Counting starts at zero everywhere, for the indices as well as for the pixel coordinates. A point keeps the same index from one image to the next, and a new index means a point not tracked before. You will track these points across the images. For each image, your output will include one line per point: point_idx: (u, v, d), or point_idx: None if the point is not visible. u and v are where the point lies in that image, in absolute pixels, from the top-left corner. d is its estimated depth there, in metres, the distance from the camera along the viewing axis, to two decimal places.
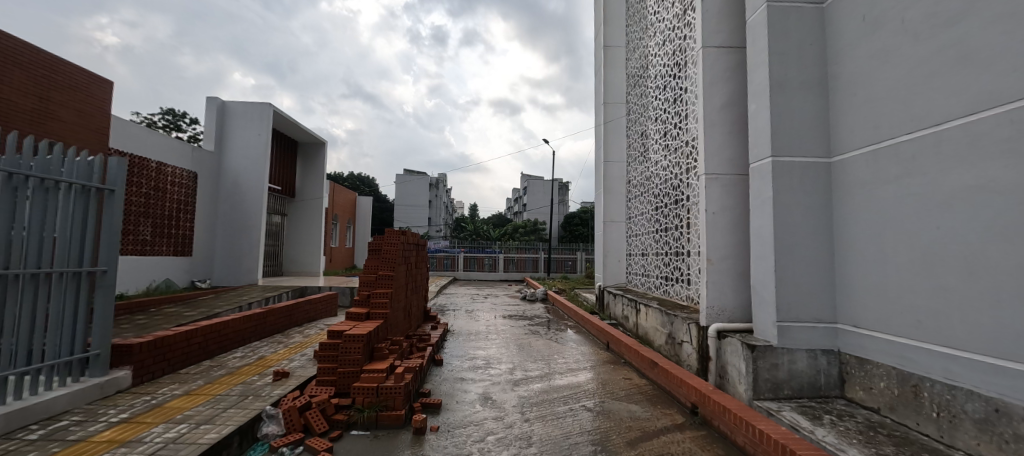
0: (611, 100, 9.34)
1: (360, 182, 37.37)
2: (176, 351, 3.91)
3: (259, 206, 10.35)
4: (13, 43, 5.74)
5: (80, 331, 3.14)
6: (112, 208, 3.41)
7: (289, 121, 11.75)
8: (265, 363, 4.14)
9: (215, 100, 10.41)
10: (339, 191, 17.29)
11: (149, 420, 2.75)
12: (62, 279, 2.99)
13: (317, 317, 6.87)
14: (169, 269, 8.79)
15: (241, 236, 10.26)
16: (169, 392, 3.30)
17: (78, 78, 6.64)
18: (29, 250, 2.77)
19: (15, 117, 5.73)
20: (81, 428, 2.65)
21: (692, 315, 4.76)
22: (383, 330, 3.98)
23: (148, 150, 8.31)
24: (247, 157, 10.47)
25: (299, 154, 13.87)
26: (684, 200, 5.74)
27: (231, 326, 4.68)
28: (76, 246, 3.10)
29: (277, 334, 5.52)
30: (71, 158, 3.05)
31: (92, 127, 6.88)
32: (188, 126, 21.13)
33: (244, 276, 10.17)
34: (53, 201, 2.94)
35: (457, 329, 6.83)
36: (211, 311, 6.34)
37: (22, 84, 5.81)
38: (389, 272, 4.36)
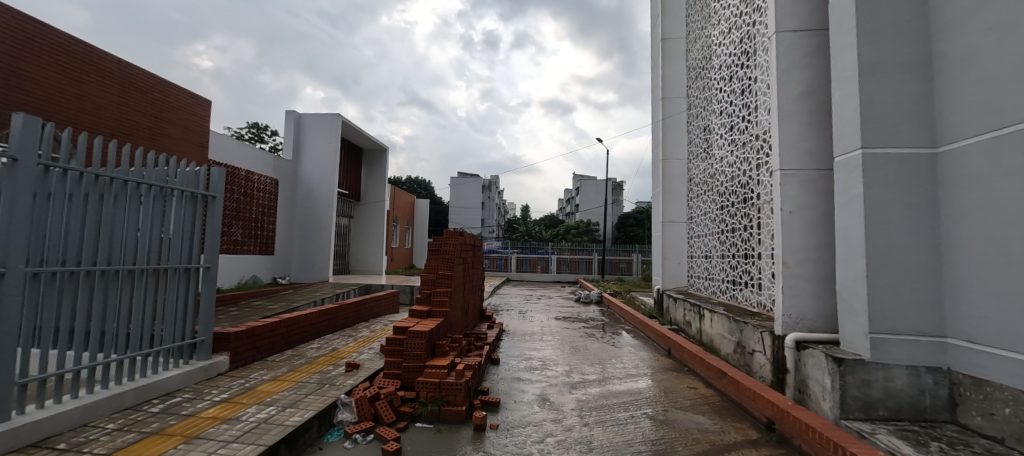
0: (670, 95, 8.93)
1: (417, 185, 39.12)
2: (263, 341, 4.34)
3: (329, 209, 11.21)
4: (136, 70, 6.73)
5: (189, 319, 3.60)
6: (215, 212, 3.87)
7: (355, 129, 12.58)
8: (337, 354, 4.45)
9: (292, 113, 11.42)
10: (399, 194, 18.23)
11: (244, 401, 3.08)
12: (174, 275, 3.45)
13: (381, 313, 7.29)
14: (255, 266, 9.79)
15: (314, 236, 11.17)
16: (259, 377, 3.68)
17: (186, 100, 7.64)
18: (147, 249, 3.21)
19: (136, 134, 6.69)
20: (191, 404, 3.04)
21: (766, 323, 4.40)
22: (443, 327, 4.12)
23: (239, 160, 9.33)
24: (319, 164, 11.38)
25: (364, 160, 14.82)
26: (754, 199, 5.34)
27: (309, 320, 5.11)
28: (185, 246, 3.55)
29: (347, 328, 5.93)
30: (182, 169, 3.51)
31: (196, 142, 7.87)
32: (269, 137, 23.43)
33: (317, 273, 11.06)
34: (168, 206, 3.39)
35: (513, 329, 6.90)
36: (290, 305, 6.96)
37: (142, 105, 6.79)
38: (448, 272, 4.51)
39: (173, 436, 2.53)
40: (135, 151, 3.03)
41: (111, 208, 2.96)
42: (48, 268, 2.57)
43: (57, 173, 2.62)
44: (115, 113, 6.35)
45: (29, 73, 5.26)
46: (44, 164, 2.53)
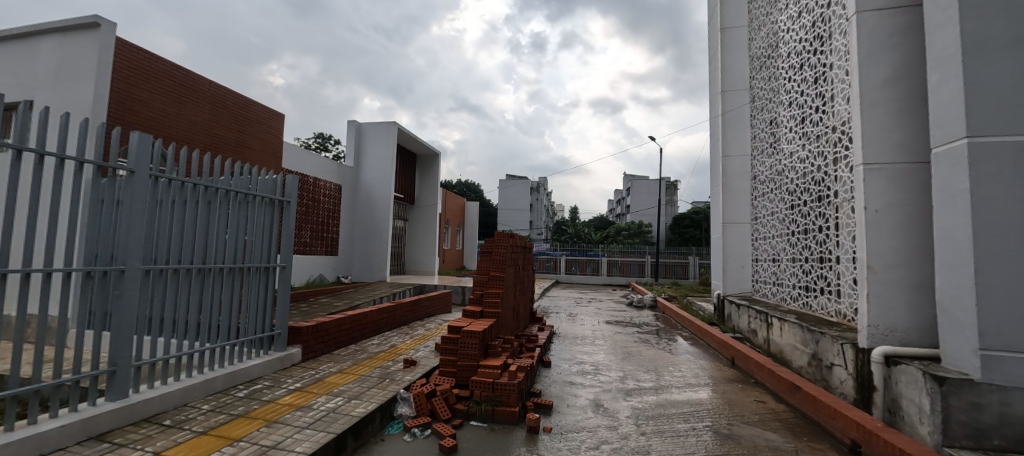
0: (731, 88, 8.40)
1: (467, 188, 40.08)
2: (331, 335, 4.67)
3: (386, 212, 11.82)
4: (224, 92, 7.55)
5: (267, 314, 3.96)
6: (289, 216, 4.22)
7: (410, 136, 13.16)
8: (396, 351, 4.67)
9: (354, 122, 12.20)
10: (450, 197, 18.80)
11: (315, 390, 3.33)
12: (254, 273, 3.80)
13: (435, 312, 7.54)
14: (322, 266, 10.56)
15: (373, 238, 11.83)
16: (327, 369, 3.95)
17: (263, 114, 8.40)
18: (232, 250, 3.57)
19: (222, 147, 7.47)
20: (271, 391, 3.34)
21: (847, 333, 3.97)
22: (495, 328, 4.18)
23: (307, 168, 10.14)
24: (377, 170, 12.04)
25: (417, 165, 15.46)
26: (831, 197, 4.85)
27: (370, 317, 5.42)
28: (263, 247, 3.91)
29: (404, 326, 6.21)
30: (260, 177, 3.87)
31: (271, 152, 8.63)
32: (333, 146, 25.22)
33: (376, 273, 11.70)
34: (249, 211, 3.75)
35: (563, 332, 6.83)
36: (353, 303, 7.42)
37: (226, 122, 7.56)
38: (500, 273, 4.56)
39: (256, 419, 2.79)
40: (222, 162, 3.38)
41: (206, 213, 3.35)
42: (158, 266, 2.98)
43: (164, 183, 3.02)
44: (205, 129, 7.13)
45: (141, 98, 6.08)
46: (155, 176, 2.93)
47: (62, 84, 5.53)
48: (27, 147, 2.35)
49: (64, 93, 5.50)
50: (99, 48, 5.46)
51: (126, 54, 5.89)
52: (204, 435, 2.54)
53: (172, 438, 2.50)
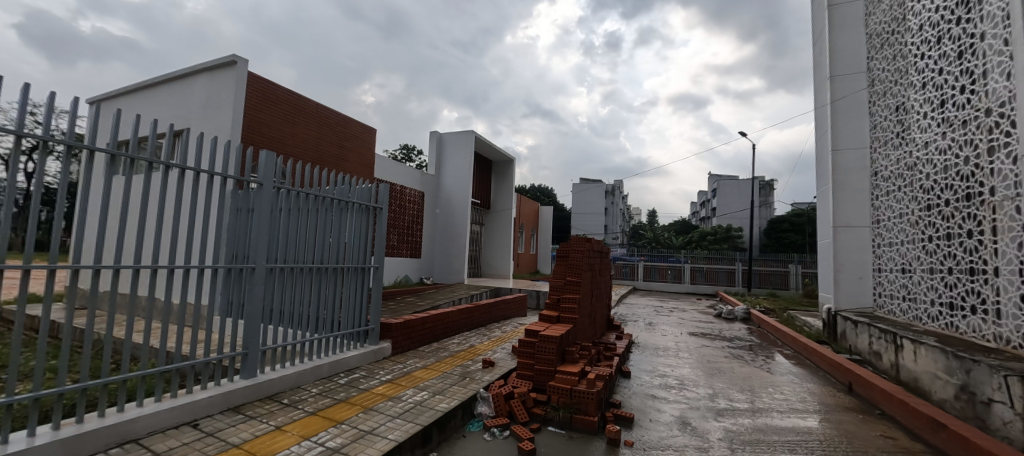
0: (841, 72, 7.36)
1: (540, 193, 40.32)
2: (416, 332, 4.99)
3: (464, 217, 12.38)
4: (328, 112, 8.54)
5: (362, 310, 4.37)
6: (380, 221, 4.62)
7: (486, 143, 13.68)
8: (475, 351, 4.85)
9: (435, 133, 13.02)
10: (523, 202, 19.08)
11: (403, 383, 3.60)
12: (351, 273, 4.22)
13: (510, 315, 7.69)
14: (407, 268, 11.39)
15: (452, 242, 12.46)
16: (413, 364, 4.24)
17: (359, 130, 9.34)
18: (333, 252, 4.01)
19: (326, 161, 8.44)
20: (366, 380, 3.67)
21: (1013, 363, 3.20)
22: (572, 334, 4.12)
23: (395, 178, 11.04)
24: (456, 177, 12.68)
25: (493, 171, 15.97)
26: (983, 194, 3.99)
27: (451, 317, 5.69)
28: (358, 249, 4.32)
29: (481, 327, 6.42)
30: (356, 186, 4.30)
31: (365, 164, 9.54)
32: (417, 157, 27.14)
33: (455, 275, 12.30)
34: (347, 218, 4.19)
35: (643, 341, 6.50)
36: (435, 303, 7.88)
37: (330, 138, 8.54)
38: (576, 278, 4.49)
39: (354, 405, 3.09)
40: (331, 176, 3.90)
41: (314, 219, 3.83)
42: (278, 265, 3.47)
43: (284, 193, 3.51)
44: (313, 146, 8.14)
45: (266, 122, 7.15)
46: (276, 187, 3.42)
47: (210, 113, 6.71)
48: (187, 166, 2.91)
49: (211, 121, 6.67)
50: (236, 82, 6.55)
51: (255, 85, 6.98)
52: (314, 415, 2.88)
53: (289, 415, 2.88)
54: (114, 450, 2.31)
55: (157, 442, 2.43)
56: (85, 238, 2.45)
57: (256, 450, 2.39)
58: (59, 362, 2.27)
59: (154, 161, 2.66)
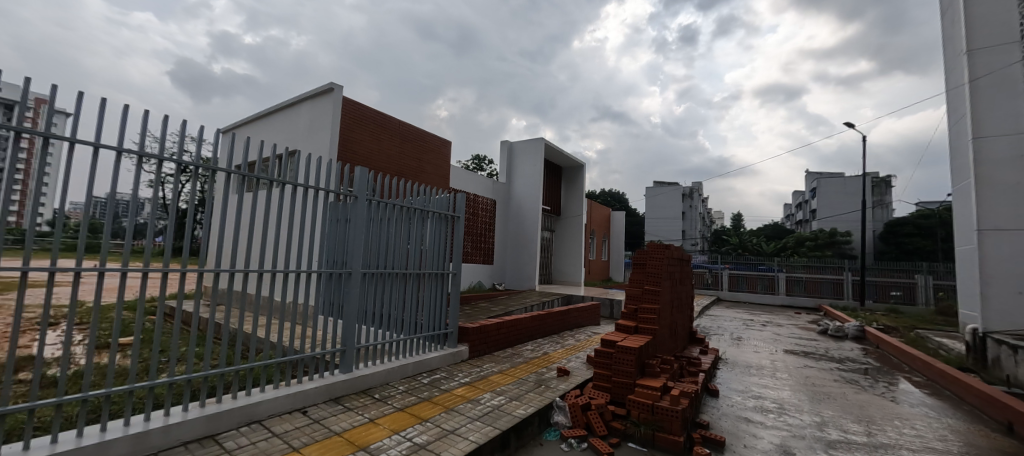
0: (982, 49, 6.69)
1: (611, 198, 39.17)
2: (492, 338, 5.11)
3: (535, 224, 12.49)
4: (409, 128, 9.22)
5: (441, 313, 4.60)
6: (458, 229, 4.85)
7: (556, 150, 13.72)
8: (549, 358, 4.83)
9: (506, 142, 13.37)
10: (594, 207, 18.70)
11: (481, 386, 3.70)
12: (431, 278, 4.48)
13: (583, 324, 7.54)
14: (480, 274, 11.76)
15: (523, 249, 12.63)
16: (490, 368, 4.34)
17: (436, 143, 9.91)
18: (415, 258, 4.29)
19: (407, 173, 9.08)
20: (447, 382, 3.85)
21: None
22: (652, 346, 3.92)
23: (469, 187, 11.54)
24: (527, 185, 12.87)
25: (562, 177, 15.92)
26: None
27: (525, 323, 5.74)
28: (437, 256, 4.57)
29: (554, 335, 6.38)
30: (435, 196, 4.58)
31: (441, 175, 10.08)
32: (489, 166, 27.99)
33: (526, 282, 12.43)
34: (428, 226, 4.46)
35: (732, 358, 5.95)
36: (509, 309, 8.02)
37: (410, 152, 9.19)
38: (655, 287, 4.27)
39: (437, 404, 3.25)
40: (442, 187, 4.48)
41: (400, 227, 4.15)
42: (370, 270, 3.81)
43: (375, 204, 3.85)
44: (396, 160, 8.82)
45: (357, 140, 7.94)
46: (369, 199, 3.77)
47: (313, 135, 7.62)
48: (297, 183, 3.35)
49: (313, 142, 7.57)
50: (333, 106, 7.38)
51: (349, 108, 7.80)
52: (401, 411, 3.09)
53: (380, 410, 3.13)
54: (243, 428, 2.73)
55: (275, 424, 2.82)
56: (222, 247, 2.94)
57: (355, 439, 2.62)
58: (204, 351, 2.73)
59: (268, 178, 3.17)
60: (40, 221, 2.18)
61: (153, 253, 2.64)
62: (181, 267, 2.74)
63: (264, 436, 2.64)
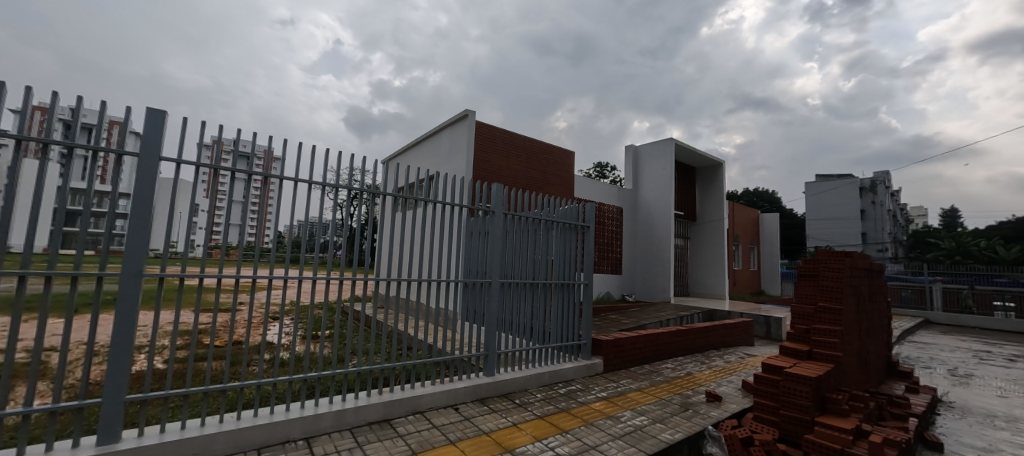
0: None
1: (756, 198, 34.02)
2: (627, 352, 4.87)
3: (668, 231, 11.63)
4: (535, 142, 9.62)
5: (574, 324, 4.60)
6: (587, 239, 4.81)
7: (688, 149, 12.64)
8: (694, 380, 4.37)
9: (631, 147, 12.88)
10: (738, 210, 16.51)
11: (620, 403, 3.55)
12: (561, 289, 4.52)
13: (733, 343, 6.64)
14: (608, 284, 11.45)
15: (654, 258, 11.87)
16: (627, 384, 4.13)
17: (560, 155, 10.10)
18: (545, 268, 4.40)
19: (533, 185, 9.42)
20: (584, 394, 3.81)
21: None
22: (834, 378, 3.22)
23: (594, 196, 11.42)
24: (656, 189, 12.10)
25: (696, 179, 14.53)
26: None
27: (663, 339, 5.32)
28: (567, 266, 4.61)
29: (698, 354, 5.77)
30: (563, 207, 4.65)
31: (566, 185, 10.18)
32: (611, 173, 27.15)
33: (659, 294, 11.62)
34: (556, 237, 4.54)
35: (961, 402, 4.48)
36: (643, 322, 7.59)
37: (536, 165, 9.56)
38: (834, 305, 3.51)
39: (575, 416, 3.25)
40: (593, 204, 4.80)
41: (531, 238, 4.32)
42: (507, 280, 4.05)
43: (509, 218, 4.09)
44: (523, 173, 9.27)
45: (489, 159, 8.62)
46: (504, 213, 4.03)
47: (453, 156, 8.56)
48: (444, 202, 3.78)
49: (453, 165, 8.50)
50: (468, 130, 8.19)
51: (482, 130, 8.55)
52: (541, 420, 3.16)
53: (522, 415, 3.26)
54: (410, 417, 3.16)
55: (433, 416, 3.19)
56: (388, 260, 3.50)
57: (501, 441, 2.78)
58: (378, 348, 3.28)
59: (422, 199, 3.66)
60: (269, 240, 2.96)
61: (340, 265, 3.31)
62: (355, 276, 3.36)
63: (426, 425, 3.00)
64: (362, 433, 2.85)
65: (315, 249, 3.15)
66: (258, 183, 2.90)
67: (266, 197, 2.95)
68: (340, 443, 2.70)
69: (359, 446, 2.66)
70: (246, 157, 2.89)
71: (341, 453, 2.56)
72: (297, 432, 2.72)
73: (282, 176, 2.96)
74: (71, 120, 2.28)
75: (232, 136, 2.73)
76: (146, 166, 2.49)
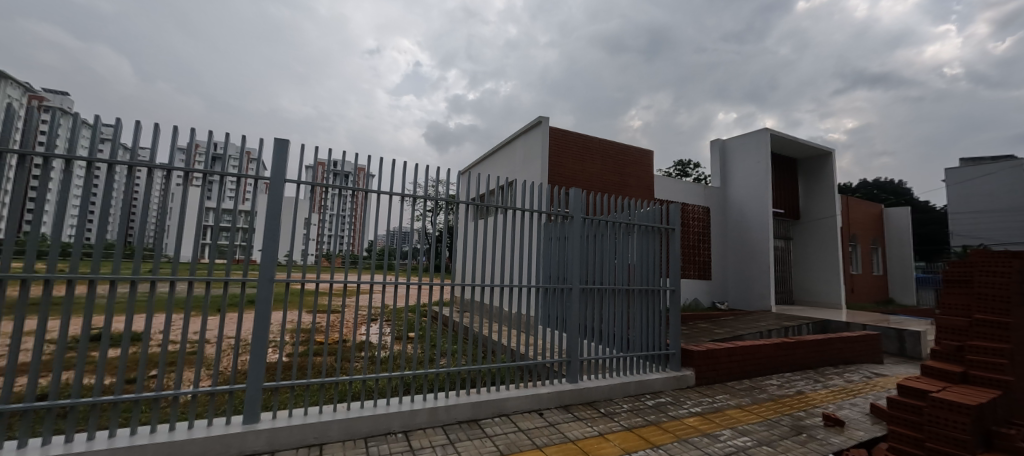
0: None
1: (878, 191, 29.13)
2: (722, 365, 4.46)
3: (765, 231, 10.48)
4: (611, 144, 9.37)
5: (660, 333, 4.36)
6: (673, 244, 4.54)
7: (787, 139, 11.30)
8: (806, 400, 3.85)
9: (718, 141, 11.90)
10: (854, 206, 14.29)
11: (717, 420, 3.27)
12: (644, 296, 4.33)
13: (855, 360, 5.74)
14: (696, 290, 10.64)
15: (749, 261, 10.79)
16: (724, 401, 3.79)
17: (638, 155, 9.69)
18: (625, 274, 4.25)
19: (610, 188, 9.17)
20: (674, 408, 3.57)
21: None
22: (1003, 408, 2.61)
23: (677, 196, 10.74)
24: (748, 185, 11.01)
25: (798, 172, 12.92)
26: None
27: (766, 353, 4.78)
28: (650, 271, 4.40)
29: (810, 371, 5.08)
30: (645, 210, 4.45)
31: (645, 186, 9.72)
32: (694, 170, 25.30)
33: (757, 301, 10.51)
34: (637, 241, 4.37)
35: None
36: (741, 332, 6.91)
37: (612, 167, 9.28)
38: (998, 317, 2.85)
39: (666, 430, 3.07)
40: (678, 205, 4.53)
41: (610, 242, 4.21)
42: (587, 285, 4.00)
43: (588, 223, 4.05)
44: (598, 176, 9.07)
45: (565, 164, 8.61)
46: (583, 217, 4.00)
47: (528, 163, 8.69)
48: (522, 209, 3.83)
49: (528, 171, 8.63)
50: (543, 137, 8.26)
51: (557, 136, 8.58)
52: (629, 431, 3.04)
53: (608, 425, 3.17)
54: (496, 418, 3.26)
55: (519, 420, 3.25)
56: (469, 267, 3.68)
57: (588, 450, 2.74)
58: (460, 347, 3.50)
59: (499, 205, 3.76)
60: (364, 249, 3.28)
61: (425, 271, 3.54)
62: (437, 282, 3.54)
63: (512, 428, 3.07)
64: (453, 431, 3.00)
65: (402, 257, 3.41)
66: (353, 197, 3.23)
67: (359, 210, 3.25)
68: (434, 439, 2.88)
69: (451, 443, 2.81)
70: (344, 175, 3.24)
71: (435, 449, 2.73)
72: (397, 426, 2.96)
73: (373, 189, 3.27)
74: (217, 152, 2.78)
75: (333, 157, 3.09)
76: (271, 187, 2.94)
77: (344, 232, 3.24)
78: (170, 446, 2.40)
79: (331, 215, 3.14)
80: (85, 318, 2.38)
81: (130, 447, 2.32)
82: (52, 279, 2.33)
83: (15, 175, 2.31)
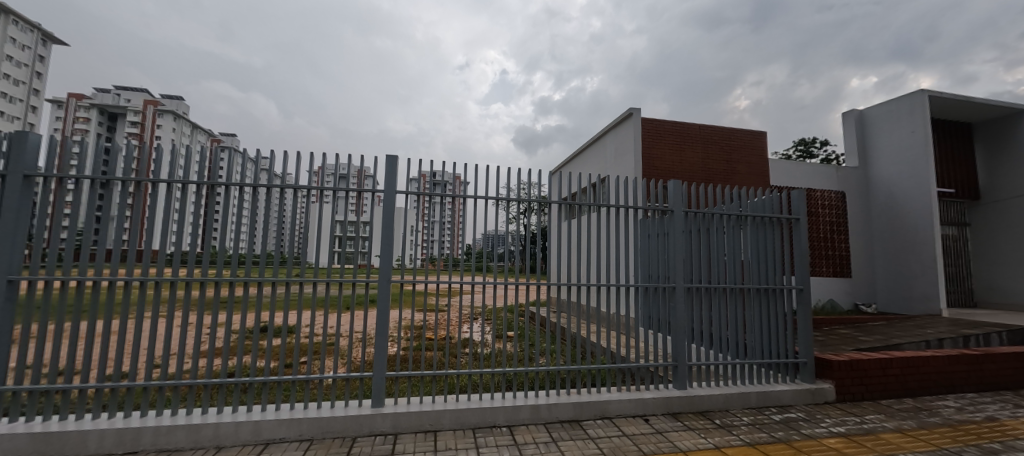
0: None
1: None
2: (873, 379, 3.72)
3: (928, 216, 8.47)
4: (714, 129, 8.54)
5: (786, 339, 3.82)
6: (799, 236, 3.95)
7: (955, 99, 8.97)
8: (1004, 429, 3.00)
9: (853, 112, 10.00)
10: None
11: (869, 444, 2.75)
12: (762, 297, 3.86)
13: None
14: (831, 291, 9.07)
15: (905, 254, 8.86)
16: (878, 422, 3.16)
17: (746, 137, 8.65)
18: (736, 272, 3.83)
19: (715, 176, 8.36)
20: (809, 426, 3.09)
21: None
22: None
23: (801, 180, 9.29)
24: (899, 162, 9.06)
25: (976, 138, 10.19)
26: None
27: (935, 366, 3.85)
28: (769, 269, 3.90)
29: (1006, 393, 3.95)
30: (759, 198, 3.95)
31: (759, 171, 8.62)
32: (818, 149, 21.69)
33: (918, 303, 8.56)
34: (752, 234, 3.90)
35: None
36: (898, 341, 5.67)
37: (716, 154, 8.44)
38: None
39: (797, 450, 2.69)
40: (803, 191, 3.92)
41: (719, 237, 3.83)
42: (694, 285, 3.70)
43: (691, 217, 3.75)
44: (701, 165, 8.32)
45: (661, 156, 8.09)
46: (686, 212, 3.71)
47: (620, 156, 8.35)
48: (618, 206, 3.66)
49: (621, 166, 8.29)
50: (635, 129, 7.90)
51: (650, 126, 8.11)
52: (752, 447, 2.73)
53: (726, 438, 2.88)
54: (600, 421, 3.19)
55: (623, 424, 3.13)
56: (563, 265, 3.60)
57: None
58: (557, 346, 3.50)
59: (591, 203, 3.64)
60: (461, 251, 3.48)
61: (517, 271, 3.56)
62: (530, 281, 3.53)
63: (616, 432, 2.98)
64: (556, 430, 3.03)
65: (496, 258, 3.53)
66: (451, 202, 3.48)
67: (457, 215, 3.48)
68: (537, 435, 2.94)
69: (553, 441, 2.83)
70: (444, 184, 3.50)
71: (539, 445, 2.78)
72: (502, 420, 3.10)
73: (467, 194, 3.48)
74: (341, 172, 3.22)
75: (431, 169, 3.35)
76: (385, 199, 3.31)
77: (443, 236, 3.47)
78: (320, 421, 2.86)
79: (435, 222, 3.40)
80: (255, 313, 2.94)
81: (291, 419, 2.82)
82: (234, 281, 2.97)
83: (208, 202, 3.00)
